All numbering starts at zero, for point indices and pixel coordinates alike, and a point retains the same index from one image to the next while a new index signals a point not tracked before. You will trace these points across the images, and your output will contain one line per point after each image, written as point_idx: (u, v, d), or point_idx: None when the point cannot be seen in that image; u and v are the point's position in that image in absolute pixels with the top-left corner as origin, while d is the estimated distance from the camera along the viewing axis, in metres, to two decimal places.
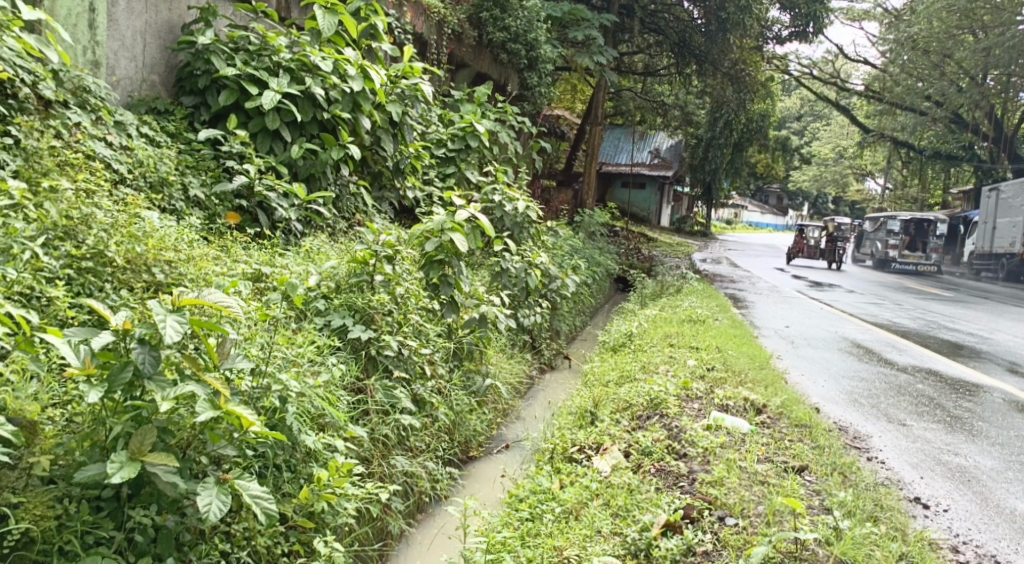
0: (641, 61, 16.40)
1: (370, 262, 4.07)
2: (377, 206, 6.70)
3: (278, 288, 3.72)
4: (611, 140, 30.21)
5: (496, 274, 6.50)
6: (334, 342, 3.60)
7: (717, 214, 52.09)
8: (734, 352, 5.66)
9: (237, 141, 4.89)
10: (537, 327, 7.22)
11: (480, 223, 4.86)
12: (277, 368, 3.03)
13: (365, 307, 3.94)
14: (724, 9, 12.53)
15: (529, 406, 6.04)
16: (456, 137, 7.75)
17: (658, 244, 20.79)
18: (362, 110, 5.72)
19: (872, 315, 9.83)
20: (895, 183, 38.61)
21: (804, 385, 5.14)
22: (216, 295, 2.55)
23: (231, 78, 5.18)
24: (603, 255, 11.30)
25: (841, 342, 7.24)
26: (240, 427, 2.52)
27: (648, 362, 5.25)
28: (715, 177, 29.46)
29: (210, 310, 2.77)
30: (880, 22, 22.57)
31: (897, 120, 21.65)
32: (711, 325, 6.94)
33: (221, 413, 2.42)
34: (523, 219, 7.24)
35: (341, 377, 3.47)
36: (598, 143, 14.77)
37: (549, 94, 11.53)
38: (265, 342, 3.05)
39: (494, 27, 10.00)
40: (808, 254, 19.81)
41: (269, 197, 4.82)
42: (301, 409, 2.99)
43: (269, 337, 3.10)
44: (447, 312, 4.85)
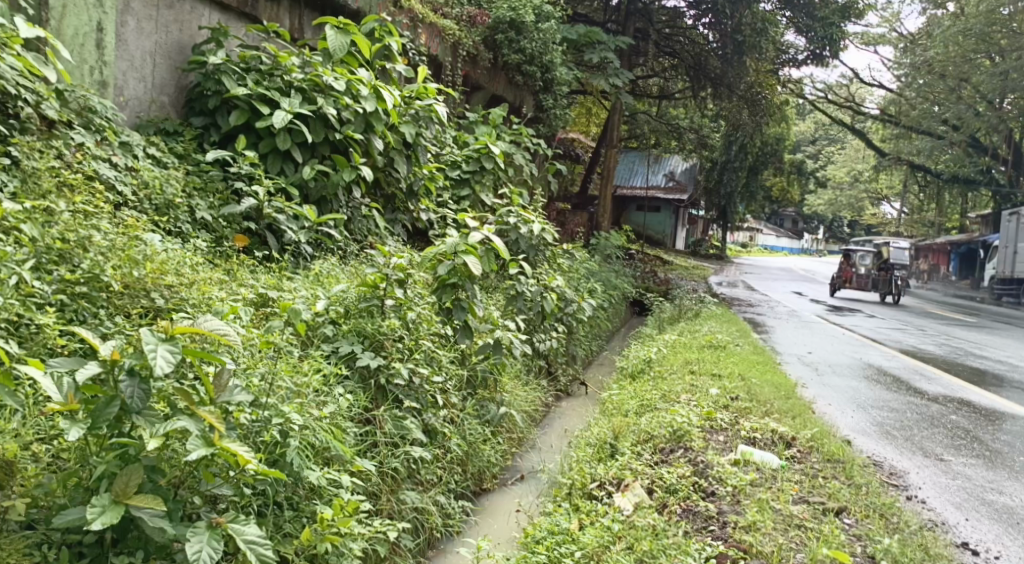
0: (656, 85, 16.33)
1: (380, 286, 3.92)
2: (389, 229, 6.58)
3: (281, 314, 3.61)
4: (626, 164, 30.15)
5: (510, 299, 6.34)
6: (341, 371, 3.44)
7: (732, 237, 51.96)
8: (757, 381, 5.45)
9: (246, 162, 4.79)
10: (553, 353, 7.05)
11: (495, 246, 4.71)
12: (280, 398, 2.87)
13: (375, 333, 3.79)
14: (740, 32, 12.43)
15: (545, 435, 5.84)
16: (470, 158, 7.65)
17: (674, 267, 20.60)
18: (374, 131, 5.62)
19: (897, 341, 9.57)
20: (911, 207, 38.28)
21: (833, 416, 4.93)
22: (214, 323, 2.40)
23: (242, 98, 5.10)
24: (619, 278, 11.13)
25: (867, 369, 7.00)
26: (237, 465, 2.37)
27: (669, 391, 5.05)
28: (731, 201, 29.32)
29: (209, 339, 2.62)
30: (896, 46, 22.43)
31: (913, 144, 21.44)
32: (732, 351, 6.73)
33: (214, 451, 2.26)
34: (538, 243, 7.10)
35: (348, 408, 3.31)
36: (614, 167, 14.65)
37: (564, 116, 11.44)
38: (266, 371, 2.91)
39: (510, 49, 9.94)
40: (858, 285, 16.88)
41: (279, 219, 4.70)
42: (306, 443, 2.83)
43: (271, 367, 2.95)
44: (461, 338, 4.69)
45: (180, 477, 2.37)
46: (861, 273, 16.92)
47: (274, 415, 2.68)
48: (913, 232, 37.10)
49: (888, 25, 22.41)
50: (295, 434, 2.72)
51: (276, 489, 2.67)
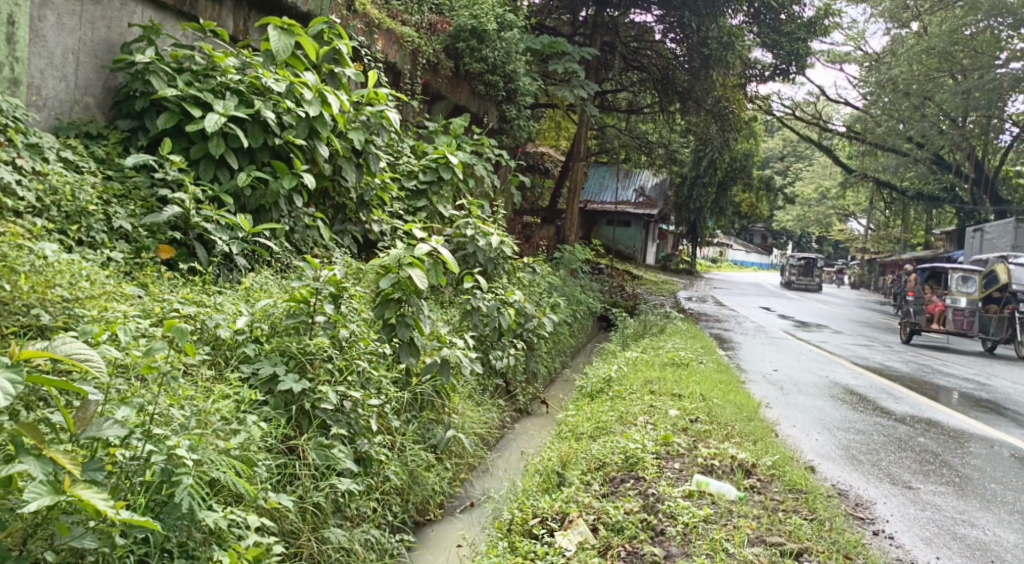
0: (625, 99, 16.19)
1: (310, 300, 3.59)
2: (337, 241, 6.26)
3: (190, 323, 3.37)
4: (595, 179, 30.07)
5: (465, 313, 6.04)
6: (257, 396, 3.13)
7: (701, 253, 52.36)
8: (719, 401, 5.20)
9: (173, 168, 4.46)
10: (511, 370, 6.75)
11: (443, 258, 4.47)
12: (172, 429, 2.59)
13: (302, 352, 3.47)
14: (706, 45, 12.30)
15: (499, 459, 5.54)
16: (428, 168, 7.35)
17: (643, 282, 20.41)
18: (319, 137, 5.32)
19: (863, 358, 9.38)
20: (877, 223, 38.57)
21: (797, 440, 4.68)
22: (71, 347, 2.25)
23: (172, 100, 4.78)
24: (585, 293, 10.89)
25: (833, 388, 6.79)
26: (94, 513, 2.17)
27: (626, 413, 4.78)
28: (700, 216, 29.37)
29: (59, 367, 2.47)
30: (860, 64, 22.63)
31: (878, 161, 21.60)
32: (695, 369, 6.48)
33: (62, 497, 2.06)
34: (497, 255, 6.82)
35: (263, 438, 2.99)
36: (581, 180, 14.43)
37: (530, 127, 11.17)
38: (148, 403, 2.60)
39: (471, 57, 9.67)
40: (952, 325, 12.37)
41: (208, 229, 4.38)
42: (202, 481, 2.54)
43: (155, 396, 2.64)
44: (405, 355, 4.38)
45: (27, 528, 2.15)
46: (956, 308, 12.39)
47: (156, 449, 2.43)
48: (878, 248, 37.32)
49: (852, 44, 22.62)
50: (187, 469, 2.44)
51: (163, 534, 2.39)
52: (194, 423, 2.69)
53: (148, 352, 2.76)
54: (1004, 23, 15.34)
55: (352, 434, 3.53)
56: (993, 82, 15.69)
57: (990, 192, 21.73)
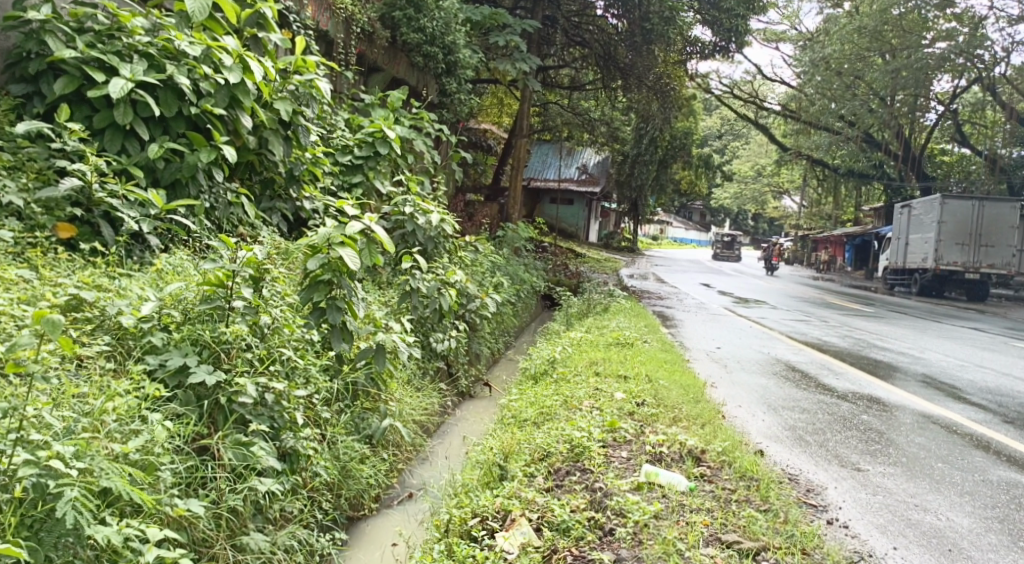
0: (567, 76, 15.98)
1: (226, 284, 3.26)
2: (265, 219, 5.90)
3: (83, 314, 3.06)
4: (538, 156, 29.88)
5: (403, 295, 5.75)
6: (160, 392, 2.82)
7: (643, 231, 52.96)
8: (664, 382, 5.04)
9: (72, 138, 4.08)
10: (453, 353, 6.49)
11: (378, 237, 4.18)
12: (54, 434, 2.34)
13: (216, 342, 3.14)
14: (648, 20, 12.12)
15: (440, 446, 5.28)
16: (364, 142, 6.98)
17: (585, 260, 20.34)
18: (242, 106, 5.00)
19: (804, 334, 9.40)
20: (809, 200, 39.44)
21: (744, 421, 4.55)
22: None
23: (71, 63, 4.41)
24: (529, 272, 10.69)
25: (775, 365, 6.73)
26: None
27: (571, 397, 4.58)
28: (641, 194, 29.46)
29: None
30: (795, 44, 22.88)
31: (812, 139, 21.96)
32: (640, 349, 6.33)
33: None
34: (437, 235, 6.53)
35: (169, 439, 2.68)
36: (524, 157, 14.17)
37: (470, 101, 10.82)
38: (16, 405, 2.34)
39: (408, 27, 9.31)
40: None
41: (112, 206, 4.03)
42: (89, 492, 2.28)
43: (26, 400, 2.38)
44: (336, 341, 4.08)
45: None
46: None
47: (30, 459, 2.20)
48: (811, 223, 38.16)
49: (788, 23, 22.85)
50: (70, 480, 2.23)
51: (43, 553, 2.15)
52: (81, 426, 2.43)
53: (15, 347, 2.46)
54: (931, 3, 15.64)
55: (276, 431, 3.22)
56: (921, 61, 15.92)
57: (917, 170, 22.26)
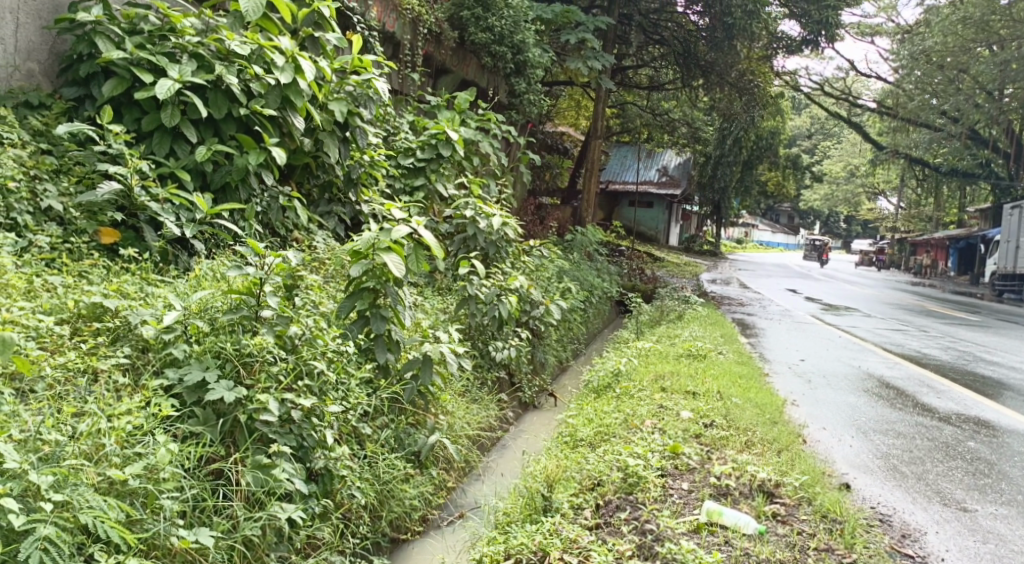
0: (645, 75, 15.49)
1: (255, 292, 3.08)
2: (321, 222, 5.77)
3: (104, 324, 2.92)
4: (617, 159, 29.29)
5: (460, 302, 5.53)
6: (170, 411, 2.65)
7: (728, 234, 51.61)
8: (738, 400, 4.62)
9: (115, 141, 3.97)
10: (515, 362, 6.20)
11: (426, 241, 3.99)
12: (32, 463, 2.24)
13: (240, 354, 2.94)
14: (730, 13, 11.50)
15: (497, 463, 4.99)
16: (426, 144, 6.74)
17: (664, 264, 19.74)
18: (294, 107, 4.85)
19: (898, 345, 8.71)
20: (907, 200, 37.41)
21: (828, 447, 4.09)
22: None
23: (121, 64, 4.31)
24: (601, 277, 10.32)
25: (866, 381, 6.16)
26: None
27: (632, 415, 4.24)
28: (724, 197, 28.61)
29: None
30: (892, 38, 21.64)
31: (909, 137, 20.74)
32: (713, 362, 5.88)
33: None
34: (500, 238, 6.27)
35: (173, 461, 2.52)
36: (598, 159, 13.77)
37: (542, 102, 10.51)
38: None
39: (477, 27, 9.06)
40: None
41: (154, 211, 3.91)
42: (66, 528, 2.16)
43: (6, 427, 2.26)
44: (381, 351, 3.93)
45: None
46: None
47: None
48: (909, 226, 36.24)
49: (884, 15, 21.65)
50: (43, 515, 2.14)
51: None
52: (67, 451, 2.33)
53: None
54: None
55: (305, 450, 3.00)
56: None
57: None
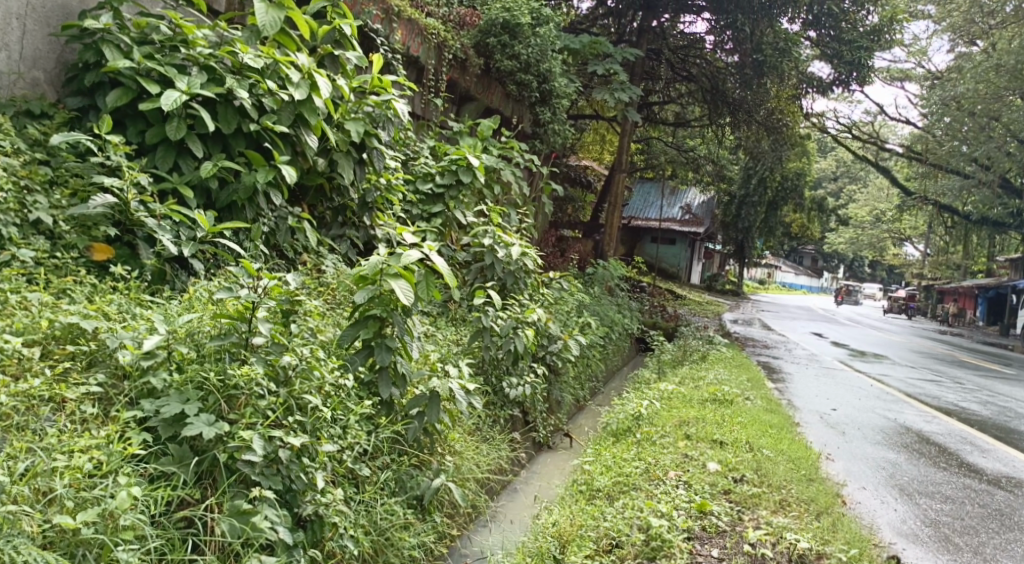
0: (672, 111, 15.27)
1: (246, 318, 2.82)
2: (333, 246, 5.54)
3: (79, 346, 2.68)
4: (640, 194, 29.04)
5: (474, 334, 5.27)
6: (138, 449, 2.38)
7: (750, 274, 51.16)
8: (769, 451, 4.29)
9: (115, 152, 3.76)
10: (530, 400, 5.89)
11: (437, 268, 3.77)
12: None
13: (225, 386, 2.67)
14: (760, 51, 11.26)
15: (506, 509, 4.66)
16: (446, 170, 6.50)
17: (687, 302, 19.34)
18: (307, 125, 4.65)
19: (933, 397, 8.30)
20: (934, 247, 36.79)
21: (871, 510, 3.80)
22: None
23: (127, 74, 4.12)
24: (622, 313, 10.01)
25: (903, 434, 5.80)
26: None
27: (653, 464, 3.94)
28: (749, 236, 28.55)
29: None
30: (922, 82, 21.30)
31: (939, 183, 20.30)
32: (741, 407, 5.53)
33: None
34: (518, 268, 6.01)
35: (133, 506, 2.23)
36: (622, 193, 13.51)
37: (566, 133, 10.29)
38: None
39: (502, 54, 8.88)
40: None
41: (150, 227, 3.68)
42: None
43: None
44: (385, 385, 3.66)
45: None
46: None
47: None
48: (936, 273, 35.54)
49: (914, 60, 21.36)
50: None
51: None
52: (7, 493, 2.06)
53: None
54: None
55: (292, 494, 2.75)
56: None
57: None
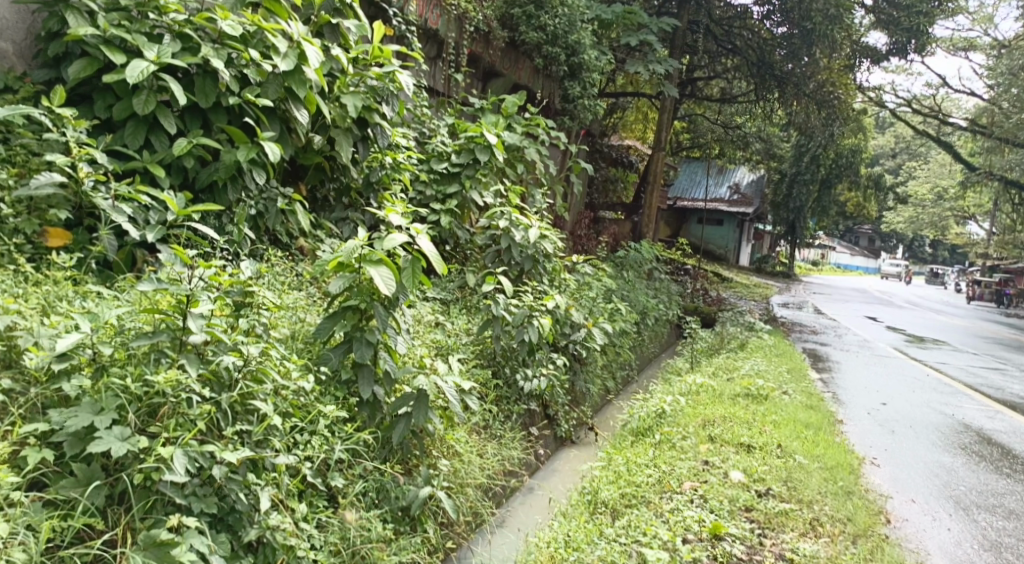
0: (716, 86, 14.52)
1: (179, 312, 2.46)
2: (333, 229, 5.13)
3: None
4: (686, 173, 28.15)
5: (483, 324, 4.80)
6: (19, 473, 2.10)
7: (802, 256, 49.70)
8: (803, 458, 3.80)
9: (72, 127, 3.46)
10: (551, 393, 5.32)
11: (424, 255, 3.36)
12: None
13: (148, 393, 2.34)
14: (809, 18, 10.47)
15: (515, 515, 4.17)
16: (463, 148, 5.86)
17: (734, 286, 18.57)
18: (295, 98, 4.24)
19: (996, 388, 7.63)
20: (1000, 227, 34.92)
21: (920, 530, 3.32)
22: None
23: (93, 43, 3.80)
24: (657, 298, 9.47)
25: (962, 433, 5.23)
26: None
27: (668, 473, 3.53)
28: (800, 216, 27.42)
29: None
30: (989, 51, 19.95)
31: (1006, 158, 19.01)
32: (776, 404, 5.02)
33: None
34: (536, 253, 5.52)
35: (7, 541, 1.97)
36: (661, 171, 12.86)
37: (599, 108, 9.71)
38: None
39: (528, 26, 8.34)
40: None
41: (106, 210, 3.36)
42: None
43: None
44: (365, 383, 3.28)
45: None
46: None
47: None
48: (1002, 253, 33.74)
49: (980, 28, 20.07)
50: None
51: None
52: None
53: None
54: None
55: (237, 516, 2.37)
56: None
57: None
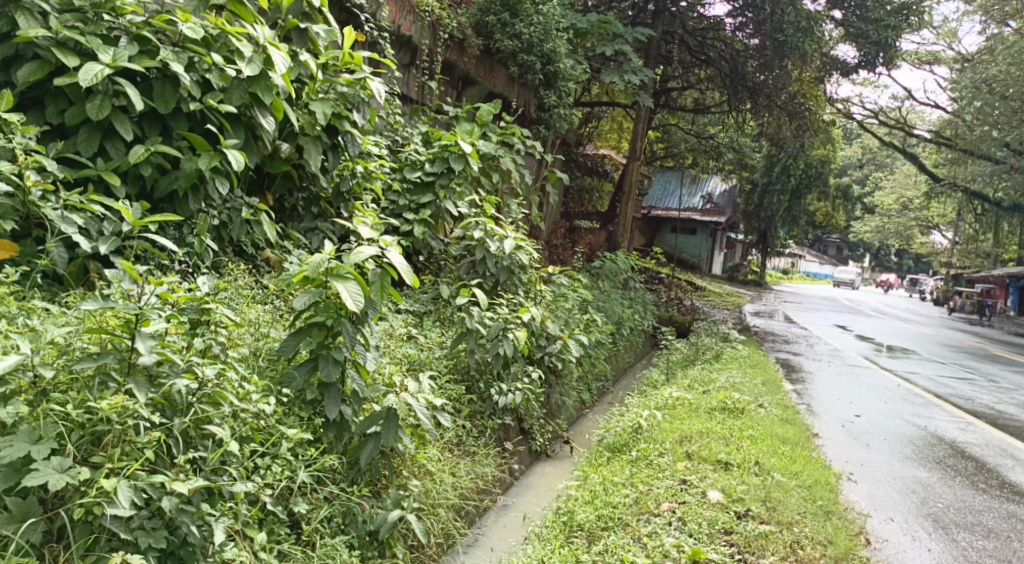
0: (689, 97, 14.56)
1: (129, 333, 2.32)
2: (302, 240, 4.97)
3: None
4: (660, 183, 28.23)
5: (457, 337, 4.66)
6: None
7: (772, 264, 50.15)
8: (781, 476, 3.72)
9: (20, 132, 3.28)
10: (526, 407, 5.18)
11: (394, 267, 3.22)
12: None
13: (91, 421, 2.21)
14: (781, 30, 10.48)
15: (489, 536, 4.02)
16: (436, 157, 5.73)
17: (707, 295, 18.60)
18: (261, 105, 4.10)
19: (967, 398, 7.64)
20: (964, 236, 35.50)
21: (900, 551, 3.26)
22: None
23: (44, 45, 3.63)
24: (632, 307, 9.39)
25: (937, 446, 5.21)
26: None
27: (644, 494, 3.44)
28: (771, 226, 27.63)
29: None
30: (953, 65, 20.25)
31: (970, 169, 19.24)
32: (753, 418, 4.95)
33: None
34: (511, 264, 5.40)
35: None
36: (636, 181, 12.82)
37: (574, 117, 9.63)
38: None
39: (503, 34, 8.24)
40: None
41: (54, 220, 3.21)
42: None
43: None
44: (330, 403, 3.14)
45: None
46: None
47: None
48: (966, 262, 34.27)
49: (944, 42, 20.38)
50: None
51: None
52: None
53: None
54: None
55: (189, 549, 2.22)
56: None
57: None
